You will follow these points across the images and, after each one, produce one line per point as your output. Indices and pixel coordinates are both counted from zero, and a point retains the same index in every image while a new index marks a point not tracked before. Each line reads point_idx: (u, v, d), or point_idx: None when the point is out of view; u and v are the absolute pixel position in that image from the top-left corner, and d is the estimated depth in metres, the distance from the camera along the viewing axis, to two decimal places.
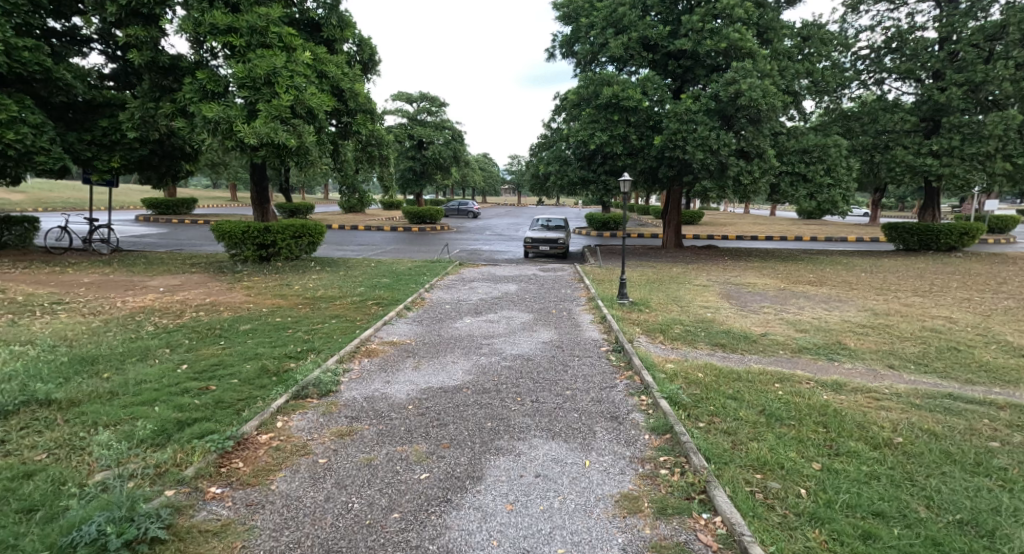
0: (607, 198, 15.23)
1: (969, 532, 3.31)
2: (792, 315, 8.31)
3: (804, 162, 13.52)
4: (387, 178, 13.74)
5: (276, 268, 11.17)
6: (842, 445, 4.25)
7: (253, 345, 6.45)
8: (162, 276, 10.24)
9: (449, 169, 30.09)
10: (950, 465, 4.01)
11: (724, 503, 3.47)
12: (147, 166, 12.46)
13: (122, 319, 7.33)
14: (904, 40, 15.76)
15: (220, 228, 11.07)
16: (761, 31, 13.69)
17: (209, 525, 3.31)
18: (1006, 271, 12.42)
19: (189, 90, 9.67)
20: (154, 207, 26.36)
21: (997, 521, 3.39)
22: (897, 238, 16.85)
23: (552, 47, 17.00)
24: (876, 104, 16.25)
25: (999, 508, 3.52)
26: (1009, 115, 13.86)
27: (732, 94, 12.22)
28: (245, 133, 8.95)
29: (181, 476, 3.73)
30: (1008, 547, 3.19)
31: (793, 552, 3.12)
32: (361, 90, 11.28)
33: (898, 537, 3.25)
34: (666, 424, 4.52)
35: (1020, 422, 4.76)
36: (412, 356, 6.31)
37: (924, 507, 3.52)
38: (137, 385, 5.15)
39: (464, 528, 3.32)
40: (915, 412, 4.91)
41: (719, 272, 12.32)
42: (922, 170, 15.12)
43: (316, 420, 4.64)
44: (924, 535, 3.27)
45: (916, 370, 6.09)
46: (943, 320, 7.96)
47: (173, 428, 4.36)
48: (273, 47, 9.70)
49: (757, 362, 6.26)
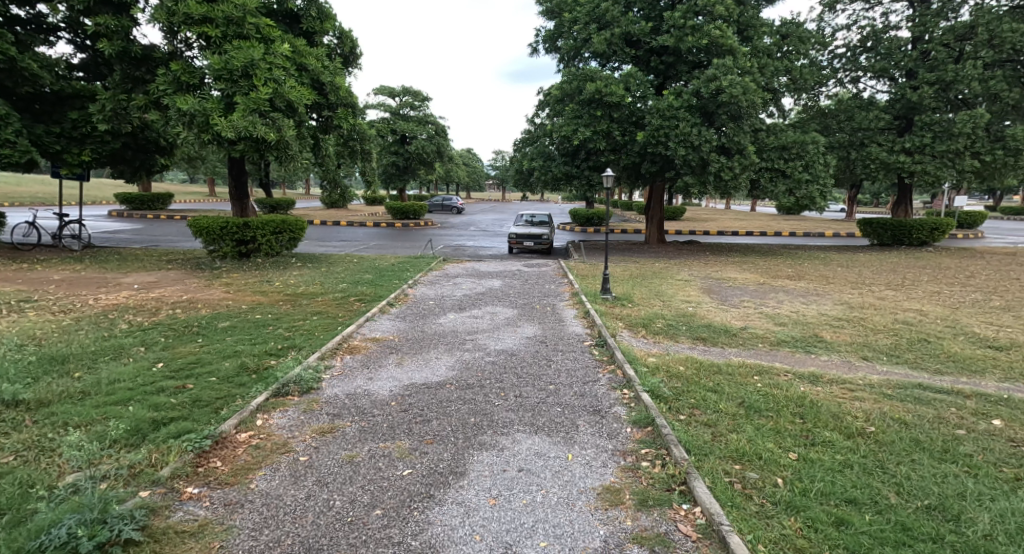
0: (591, 194, 15.28)
1: (936, 518, 3.42)
2: (771, 309, 8.48)
3: (783, 158, 13.67)
4: (370, 173, 13.60)
5: (256, 264, 10.98)
6: (817, 436, 4.36)
7: (232, 343, 6.33)
8: (137, 273, 9.98)
9: (432, 164, 29.85)
10: (919, 452, 4.15)
11: (704, 494, 3.53)
12: (119, 160, 12.11)
13: (95, 318, 7.14)
14: (879, 39, 16.17)
15: (197, 223, 10.82)
16: (741, 28, 13.83)
17: (186, 525, 3.27)
18: (975, 265, 12.79)
19: (163, 82, 9.42)
20: (129, 201, 25.68)
21: (961, 506, 3.52)
22: (872, 233, 17.26)
23: (536, 42, 16.91)
24: (852, 102, 16.58)
25: (964, 493, 3.65)
26: (978, 115, 14.26)
27: (714, 90, 12.35)
28: (222, 126, 8.74)
29: (156, 476, 3.66)
30: (973, 531, 3.31)
31: (770, 540, 3.20)
32: (341, 83, 11.05)
33: (870, 523, 3.35)
34: (648, 417, 4.59)
35: (985, 410, 4.94)
36: (395, 353, 6.27)
37: (894, 494, 3.64)
38: (109, 384, 5.03)
39: (447, 523, 3.32)
40: (886, 402, 5.06)
41: (701, 267, 12.47)
42: (896, 167, 15.45)
43: (296, 418, 4.59)
44: (894, 520, 3.37)
45: (889, 361, 6.27)
46: (915, 313, 8.20)
47: (148, 428, 4.28)
48: (250, 38, 9.47)
49: (737, 356, 6.38)
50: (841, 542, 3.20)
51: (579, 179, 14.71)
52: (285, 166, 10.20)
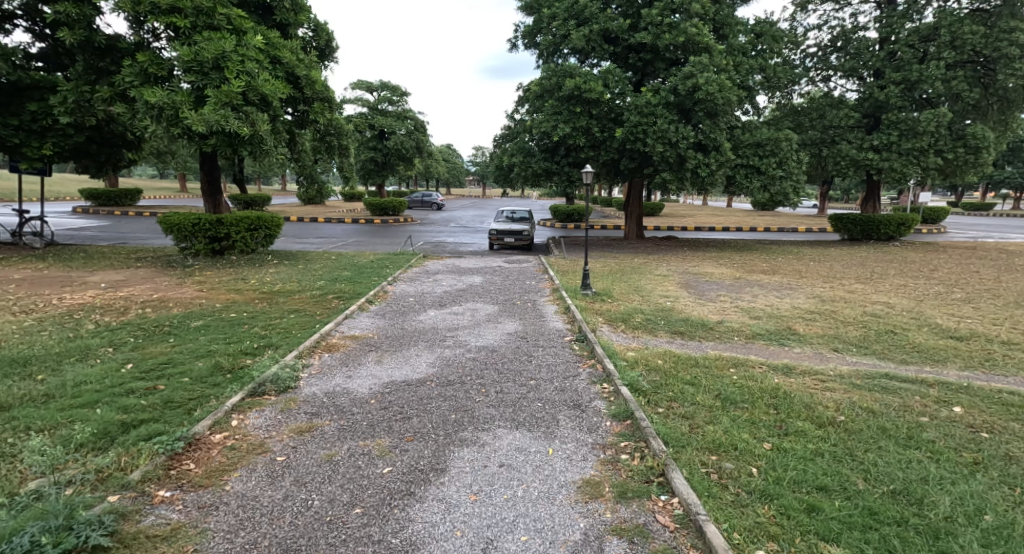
0: (570, 190, 15.35)
1: (900, 501, 3.55)
2: (747, 302, 8.68)
3: (757, 155, 13.92)
4: (348, 169, 13.42)
5: (230, 262, 10.72)
6: (790, 426, 4.48)
7: (206, 342, 6.17)
8: (103, 272, 9.63)
9: (412, 160, 29.53)
10: (886, 439, 4.30)
11: (682, 485, 3.60)
12: (83, 154, 11.69)
13: (59, 318, 6.88)
14: (848, 40, 16.68)
15: (167, 220, 10.50)
16: (717, 26, 14.01)
17: (158, 529, 3.19)
18: (939, 259, 13.24)
19: (129, 73, 9.10)
20: (94, 198, 24.78)
21: (924, 490, 3.65)
22: (842, 229, 17.75)
23: (515, 37, 16.84)
24: (823, 100, 17.01)
25: (926, 478, 3.79)
26: (941, 113, 14.79)
27: (690, 88, 12.55)
28: (193, 120, 8.49)
29: (126, 480, 3.56)
30: (934, 513, 3.44)
31: (744, 528, 3.28)
32: (317, 77, 10.81)
33: (839, 509, 3.46)
34: (627, 410, 4.65)
35: (947, 397, 5.15)
36: (374, 350, 6.22)
37: (861, 479, 3.77)
38: (75, 387, 4.87)
39: (428, 520, 3.32)
40: (856, 391, 5.23)
41: (678, 262, 12.64)
42: (864, 164, 15.90)
43: (273, 417, 4.51)
44: (862, 505, 3.49)
45: (858, 352, 6.48)
46: (883, 305, 8.49)
47: (117, 431, 4.15)
48: (221, 29, 9.23)
49: (714, 349, 6.50)
50: (812, 528, 3.30)
51: (559, 174, 14.74)
52: (259, 161, 9.94)
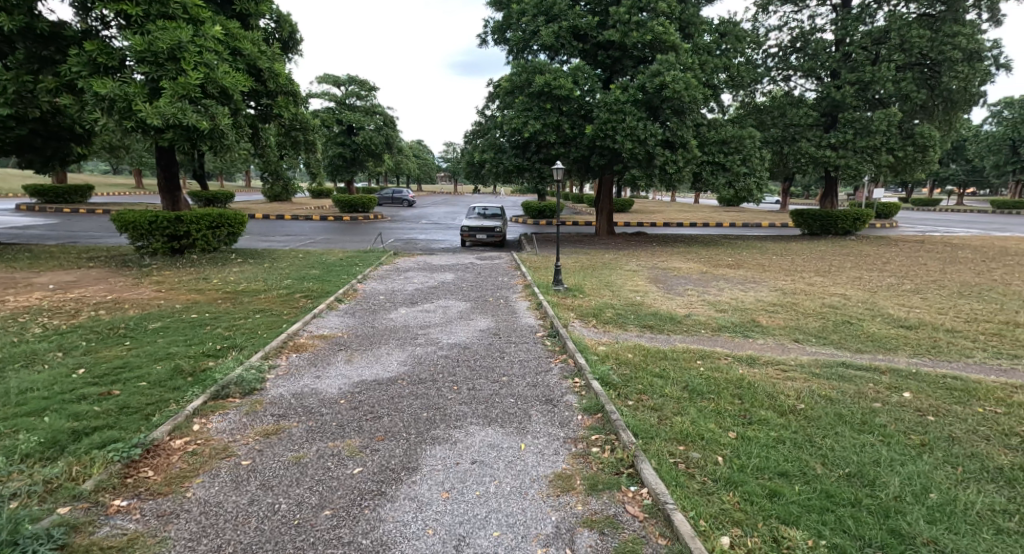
0: (541, 187, 15.31)
1: (855, 483, 3.72)
2: (713, 296, 8.91)
3: (722, 152, 14.25)
4: (314, 165, 13.09)
5: (190, 260, 10.31)
6: (754, 415, 4.61)
7: (165, 344, 5.94)
8: (51, 272, 9.11)
9: (381, 156, 29.07)
10: (842, 425, 4.48)
11: (650, 476, 3.66)
12: (27, 148, 11.05)
13: (3, 322, 6.50)
14: (807, 41, 17.26)
15: (121, 218, 10.01)
16: (683, 25, 14.28)
17: (113, 541, 3.05)
18: (889, 252, 13.86)
19: (76, 63, 8.63)
20: (40, 195, 23.47)
21: (876, 472, 3.83)
22: (803, 224, 18.37)
23: (485, 33, 16.74)
24: (784, 99, 17.60)
25: (879, 460, 3.98)
26: (892, 113, 15.51)
27: (657, 85, 12.77)
28: (148, 113, 8.10)
29: (78, 490, 3.38)
30: (886, 494, 3.61)
31: (710, 516, 3.35)
32: (281, 70, 10.47)
33: (799, 493, 3.59)
34: (598, 404, 4.70)
35: (898, 384, 5.40)
36: (343, 349, 6.10)
37: (820, 464, 3.92)
38: (21, 394, 4.60)
39: (398, 519, 3.27)
40: (815, 380, 5.44)
41: (647, 257, 12.85)
42: (823, 161, 16.50)
43: (238, 420, 4.38)
44: (820, 489, 3.64)
45: (817, 342, 6.74)
46: (840, 297, 8.85)
47: (67, 439, 3.94)
48: (176, 18, 8.83)
49: (682, 342, 6.64)
50: (774, 512, 3.40)
51: (530, 171, 14.68)
52: (219, 157, 9.60)
